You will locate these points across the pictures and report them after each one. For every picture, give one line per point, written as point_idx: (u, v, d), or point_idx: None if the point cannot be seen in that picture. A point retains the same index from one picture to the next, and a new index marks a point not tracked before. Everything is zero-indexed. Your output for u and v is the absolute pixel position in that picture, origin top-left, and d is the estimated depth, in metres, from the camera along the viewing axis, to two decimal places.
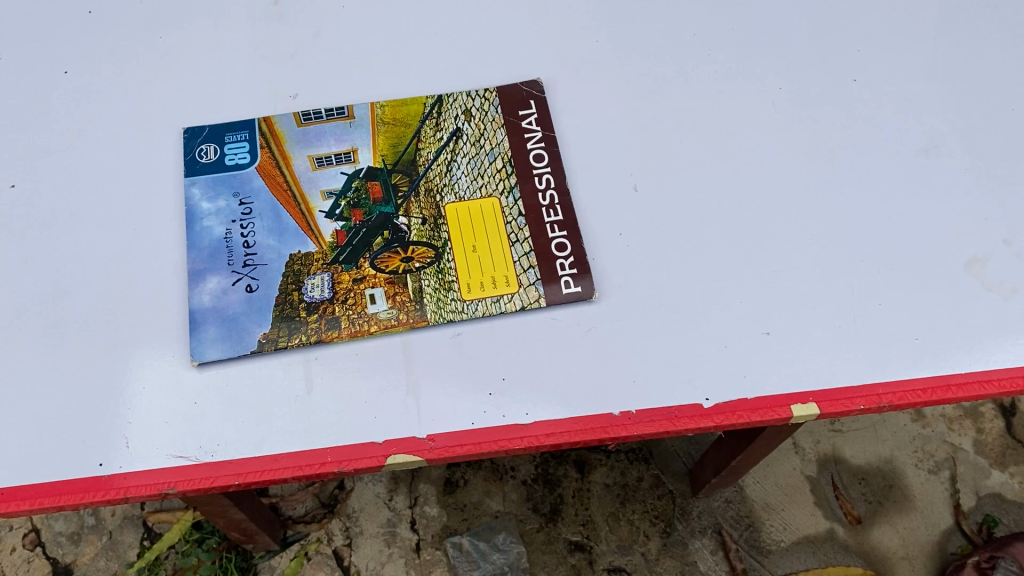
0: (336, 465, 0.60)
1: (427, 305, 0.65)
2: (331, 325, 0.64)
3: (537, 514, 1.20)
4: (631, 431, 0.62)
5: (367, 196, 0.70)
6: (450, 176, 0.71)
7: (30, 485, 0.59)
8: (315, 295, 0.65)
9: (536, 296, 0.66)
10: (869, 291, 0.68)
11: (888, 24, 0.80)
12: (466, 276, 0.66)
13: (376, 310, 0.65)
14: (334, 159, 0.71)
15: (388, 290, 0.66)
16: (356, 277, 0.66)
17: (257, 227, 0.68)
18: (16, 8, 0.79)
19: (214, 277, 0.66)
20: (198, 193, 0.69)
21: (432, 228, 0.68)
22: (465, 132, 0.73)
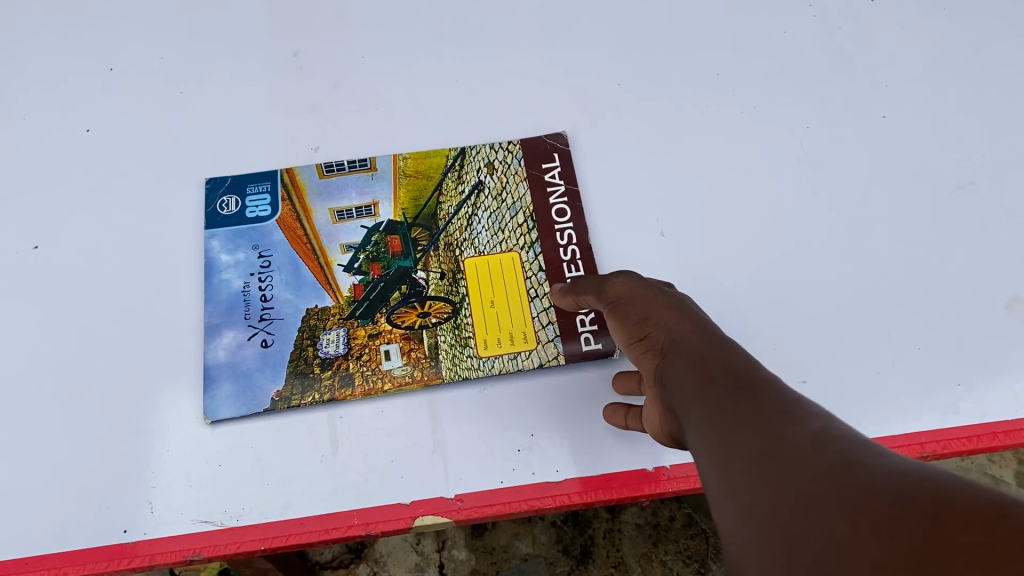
0: (362, 528, 0.59)
1: (441, 363, 0.64)
2: (344, 382, 0.63)
3: (568, 556, 1.18)
4: (665, 487, 0.60)
5: (386, 250, 0.69)
6: (470, 231, 0.70)
7: (54, 554, 0.58)
8: (330, 351, 0.64)
9: (554, 353, 0.64)
10: (908, 335, 0.66)
11: (917, 57, 0.79)
12: (483, 333, 0.65)
13: (390, 366, 0.64)
14: (355, 212, 0.70)
15: (403, 346, 0.65)
16: (371, 332, 0.65)
17: (276, 281, 0.67)
18: (38, 65, 0.79)
19: (230, 331, 0.65)
20: (218, 245, 0.69)
21: (451, 283, 0.68)
22: (487, 185, 0.72)
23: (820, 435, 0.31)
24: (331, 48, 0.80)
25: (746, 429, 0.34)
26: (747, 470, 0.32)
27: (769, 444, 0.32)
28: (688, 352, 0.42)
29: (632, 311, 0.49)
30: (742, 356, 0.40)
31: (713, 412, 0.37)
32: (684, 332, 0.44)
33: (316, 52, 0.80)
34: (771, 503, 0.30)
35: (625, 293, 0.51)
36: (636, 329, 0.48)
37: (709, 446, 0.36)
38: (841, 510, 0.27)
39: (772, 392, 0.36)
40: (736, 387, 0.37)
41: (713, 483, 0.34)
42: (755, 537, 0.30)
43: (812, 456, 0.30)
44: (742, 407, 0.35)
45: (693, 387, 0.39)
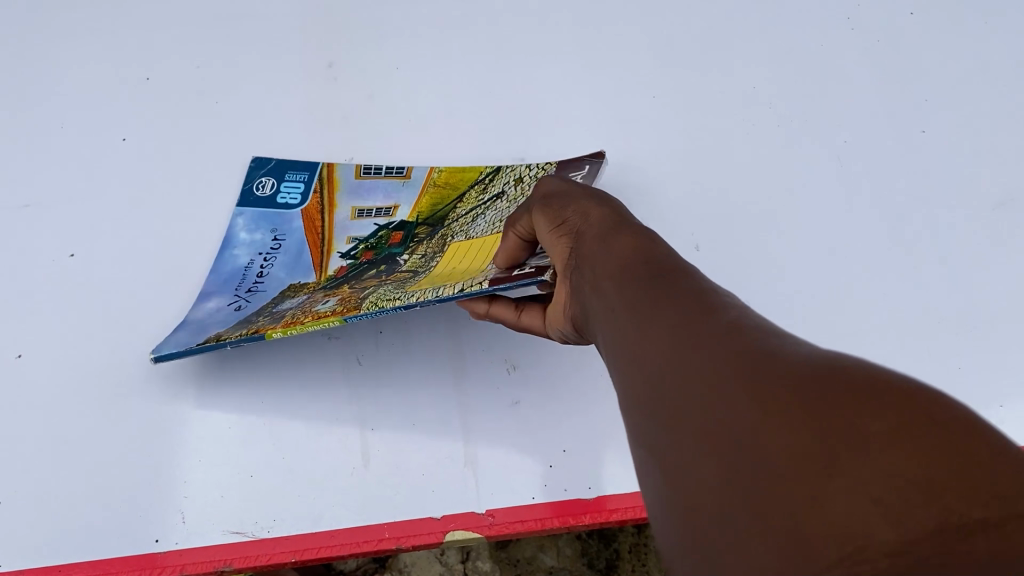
0: (394, 542, 0.58)
1: (369, 299, 0.54)
2: (274, 320, 0.56)
3: (592, 569, 1.18)
4: None
5: (385, 242, 0.66)
6: (472, 225, 0.65)
7: (86, 562, 0.58)
8: (284, 306, 0.59)
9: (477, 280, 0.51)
10: (950, 354, 0.64)
11: (957, 70, 0.77)
12: (428, 279, 0.56)
13: (321, 308, 0.56)
14: (373, 213, 0.69)
15: (344, 296, 0.57)
16: (327, 291, 0.60)
17: (277, 262, 0.66)
18: (76, 74, 0.80)
19: (216, 298, 0.63)
20: (241, 223, 0.70)
21: (427, 262, 0.62)
22: (507, 194, 0.67)
23: (730, 321, 0.30)
24: (365, 60, 0.80)
25: (665, 313, 0.33)
26: (660, 353, 0.32)
27: (682, 329, 0.31)
28: (611, 247, 0.42)
29: (561, 211, 0.49)
30: (664, 249, 0.39)
31: (629, 301, 0.36)
32: (609, 231, 0.44)
33: (351, 65, 0.80)
34: (674, 382, 0.30)
35: (552, 194, 0.51)
36: (564, 228, 0.48)
37: (624, 333, 0.35)
38: (742, 385, 0.26)
39: (689, 280, 0.35)
40: (653, 279, 0.36)
41: (624, 368, 0.34)
42: (657, 419, 0.30)
43: (721, 338, 0.29)
44: (662, 295, 0.34)
45: (612, 279, 0.39)
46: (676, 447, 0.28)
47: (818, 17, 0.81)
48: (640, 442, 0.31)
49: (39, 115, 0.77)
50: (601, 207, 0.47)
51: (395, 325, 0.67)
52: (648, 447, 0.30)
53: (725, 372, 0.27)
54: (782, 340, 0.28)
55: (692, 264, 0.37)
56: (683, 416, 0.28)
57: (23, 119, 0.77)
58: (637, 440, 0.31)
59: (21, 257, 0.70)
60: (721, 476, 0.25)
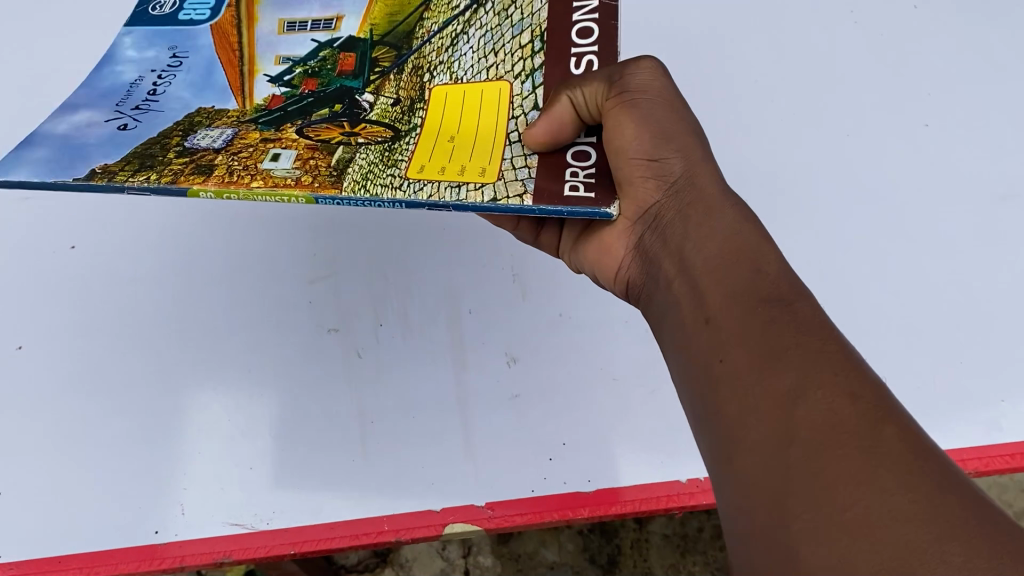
0: (393, 534, 0.58)
1: (346, 174, 0.45)
2: (199, 169, 0.44)
3: (594, 565, 1.20)
4: (700, 500, 0.59)
5: (332, 67, 0.55)
6: (454, 53, 0.54)
7: (86, 553, 0.58)
8: (202, 144, 0.48)
9: (519, 191, 0.43)
10: (952, 350, 0.64)
11: (961, 63, 0.77)
12: (422, 158, 0.46)
13: (271, 166, 0.45)
14: (309, 26, 0.58)
15: (302, 154, 0.47)
16: (267, 136, 0.49)
17: (176, 80, 0.55)
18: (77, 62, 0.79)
19: (88, 111, 0.52)
20: (131, 41, 0.59)
21: (404, 110, 0.51)
22: (488, 1, 0.56)
23: (860, 387, 0.32)
24: None
25: (786, 347, 0.35)
26: (777, 387, 0.33)
27: (806, 374, 0.33)
28: (704, 239, 0.43)
29: (655, 136, 0.46)
30: (776, 258, 0.40)
31: (736, 316, 0.37)
32: (703, 212, 0.44)
33: None
34: (790, 427, 0.32)
35: (644, 96, 0.47)
36: (654, 163, 0.46)
37: (723, 351, 0.37)
38: (863, 476, 0.29)
39: (810, 317, 0.36)
40: (767, 301, 0.37)
41: (720, 378, 0.36)
42: (756, 449, 0.32)
43: (851, 412, 0.31)
44: (782, 326, 0.36)
45: (707, 283, 0.40)
46: (768, 480, 0.31)
47: (821, 10, 0.81)
48: (720, 449, 0.34)
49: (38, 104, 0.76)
50: (700, 168, 0.46)
51: (398, 318, 0.67)
52: (734, 461, 0.33)
53: (854, 453, 0.30)
54: (910, 431, 0.30)
55: (809, 289, 0.38)
56: (787, 463, 0.31)
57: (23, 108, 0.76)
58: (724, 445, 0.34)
59: (22, 248, 0.70)
60: (805, 550, 0.28)
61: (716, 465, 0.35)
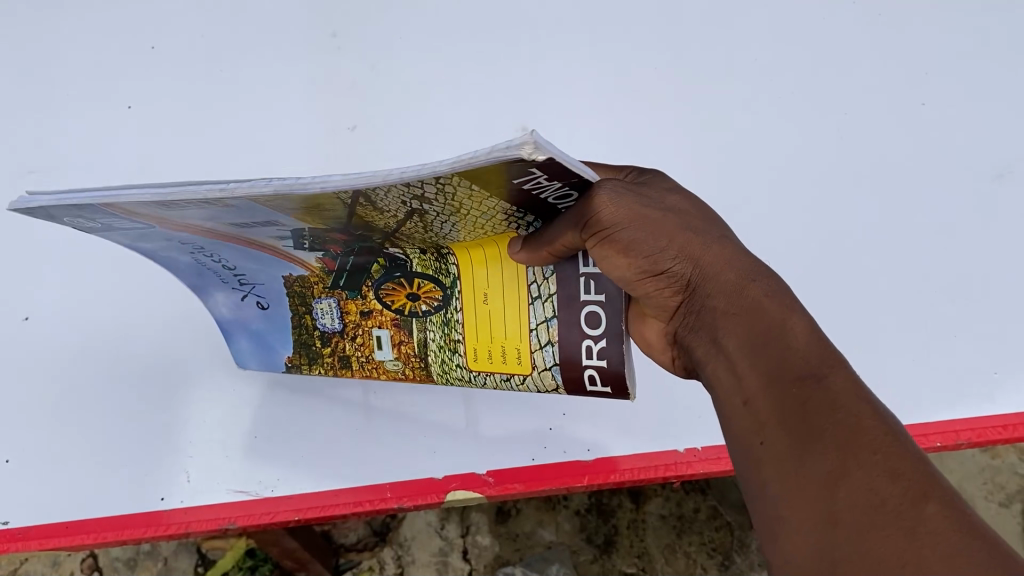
0: (396, 501, 0.60)
1: (431, 364, 0.58)
2: (342, 363, 0.61)
3: (591, 545, 1.21)
4: (697, 469, 0.60)
5: (331, 240, 0.50)
6: (437, 232, 0.48)
7: (94, 519, 0.59)
8: (327, 325, 0.59)
9: (551, 384, 0.53)
10: (946, 323, 0.66)
11: (965, 38, 0.76)
12: (472, 339, 0.55)
13: (381, 356, 0.59)
14: (258, 223, 0.48)
15: (393, 334, 0.58)
16: (364, 309, 0.57)
17: (229, 257, 0.56)
18: (77, 36, 0.78)
19: (219, 292, 0.61)
20: (127, 239, 0.54)
21: (436, 259, 0.52)
22: (427, 211, 0.44)
23: (900, 464, 0.33)
24: (370, 28, 0.77)
25: (821, 430, 0.35)
26: (820, 472, 0.34)
27: (847, 456, 0.34)
28: (733, 323, 0.42)
29: (649, 256, 0.44)
30: (805, 329, 0.40)
31: (774, 401, 0.38)
32: (728, 298, 0.43)
33: (356, 34, 0.77)
34: (833, 511, 0.33)
35: (619, 228, 0.43)
36: (660, 277, 0.45)
37: (764, 434, 0.38)
38: (908, 557, 0.30)
39: (845, 389, 0.36)
40: (801, 381, 0.38)
41: (764, 462, 0.37)
42: (805, 532, 0.34)
43: (893, 491, 0.32)
44: (817, 406, 0.36)
45: (743, 367, 0.40)
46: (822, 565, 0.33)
47: None
48: (769, 530, 0.36)
49: (39, 79, 0.76)
50: (711, 258, 0.44)
51: None
52: (785, 544, 0.35)
53: (898, 534, 0.31)
54: (950, 503, 0.31)
55: (843, 359, 0.38)
56: (835, 550, 0.32)
57: (24, 83, 0.76)
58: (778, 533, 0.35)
59: None
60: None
61: (771, 542, 0.36)
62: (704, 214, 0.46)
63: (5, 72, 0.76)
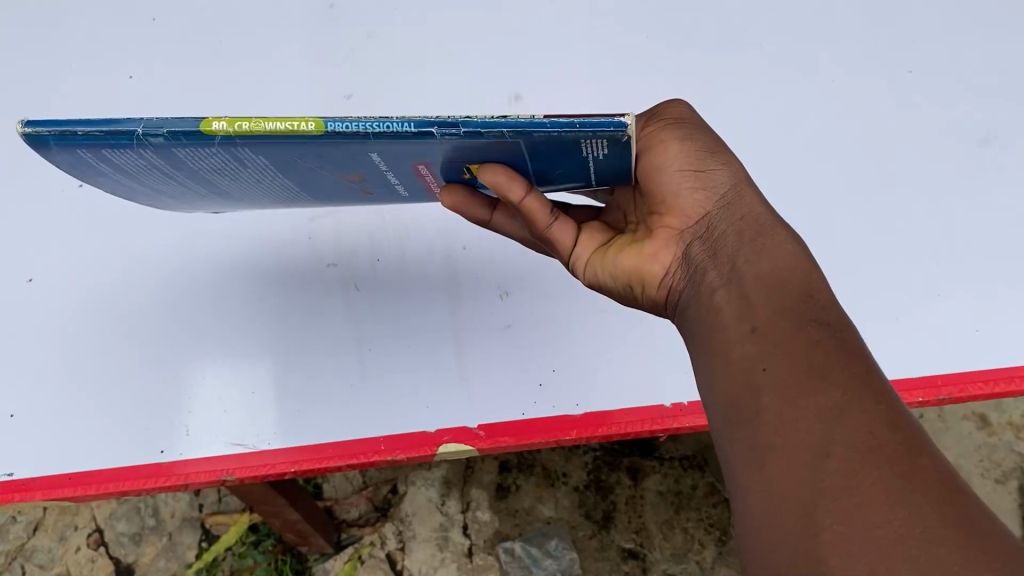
0: (390, 454, 0.62)
1: None
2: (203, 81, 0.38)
3: (589, 520, 1.23)
4: (683, 423, 0.62)
5: None
6: None
7: (96, 471, 0.61)
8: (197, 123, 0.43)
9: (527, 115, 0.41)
10: (930, 283, 0.67)
11: (950, 10, 0.77)
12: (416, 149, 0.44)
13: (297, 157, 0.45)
14: None
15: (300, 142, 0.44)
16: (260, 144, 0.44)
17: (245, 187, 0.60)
18: (80, 10, 0.80)
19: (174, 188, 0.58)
20: None
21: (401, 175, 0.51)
22: None
23: (901, 420, 0.34)
24: (367, 2, 0.79)
25: (832, 368, 0.36)
26: (821, 406, 0.35)
27: (852, 399, 0.35)
28: (748, 259, 0.43)
29: (701, 151, 0.47)
30: (826, 289, 0.41)
31: (785, 334, 0.38)
32: (750, 236, 0.44)
33: (353, 7, 0.79)
34: (829, 443, 0.33)
35: (686, 122, 0.48)
36: (699, 176, 0.46)
37: (767, 361, 0.38)
38: (900, 497, 0.31)
39: (855, 344, 0.38)
40: (817, 324, 0.38)
41: (763, 387, 0.37)
42: (793, 459, 0.34)
43: (891, 438, 0.33)
44: (829, 350, 0.37)
45: (756, 298, 0.41)
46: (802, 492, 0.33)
47: None
48: (751, 451, 0.36)
49: (43, 53, 0.78)
50: (749, 186, 0.47)
51: (395, 254, 0.69)
52: (771, 467, 0.35)
53: (891, 475, 0.31)
54: (942, 467, 0.32)
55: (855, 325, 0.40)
56: (824, 477, 0.33)
57: (28, 54, 0.78)
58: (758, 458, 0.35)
59: (30, 187, 0.71)
60: (832, 555, 0.31)
61: (751, 467, 0.36)
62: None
63: (9, 43, 0.78)
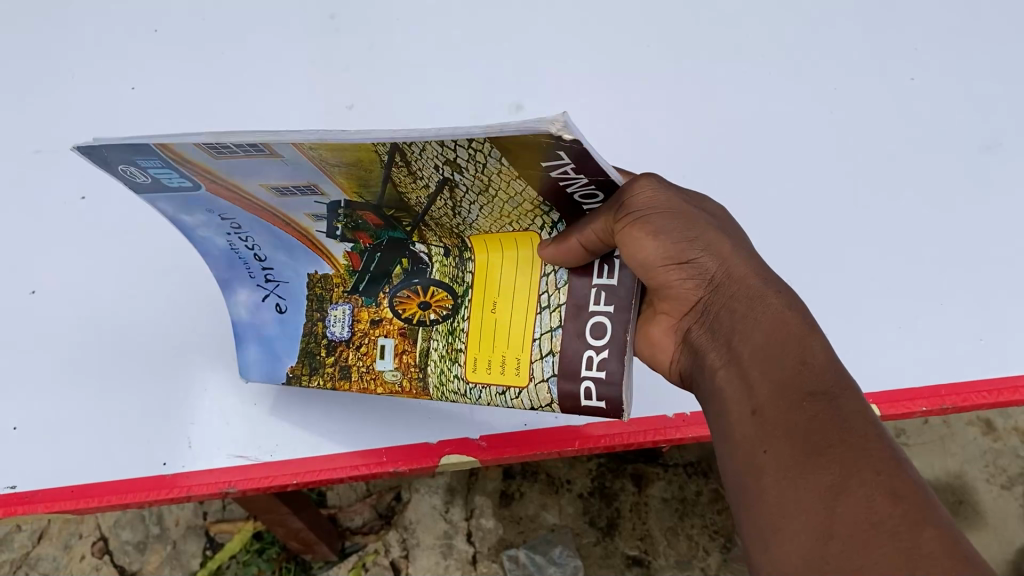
0: (392, 465, 0.61)
1: (429, 377, 0.59)
2: (343, 373, 0.61)
3: (594, 527, 1.22)
4: (686, 433, 0.62)
5: (363, 221, 0.55)
6: (461, 215, 0.52)
7: (99, 483, 0.61)
8: (336, 333, 0.61)
9: (546, 400, 0.55)
10: (932, 291, 0.67)
11: (952, 17, 0.77)
12: (474, 349, 0.57)
13: (382, 365, 0.60)
14: (292, 190, 0.51)
15: (398, 345, 0.60)
16: (374, 317, 0.60)
17: (263, 241, 0.58)
18: (82, 20, 0.80)
19: (242, 290, 0.62)
20: (169, 210, 0.55)
21: (456, 262, 0.57)
22: (461, 183, 0.47)
23: (902, 488, 0.35)
24: (367, 11, 0.79)
25: (829, 443, 0.37)
26: (821, 484, 0.36)
27: (851, 473, 0.36)
28: (749, 331, 0.44)
29: (678, 243, 0.47)
30: (824, 351, 0.42)
31: (784, 414, 0.40)
32: (749, 304, 0.45)
33: (353, 15, 0.79)
34: (831, 523, 0.35)
35: (657, 213, 0.47)
36: (685, 267, 0.47)
37: (767, 443, 0.39)
38: (902, 573, 0.32)
39: (854, 412, 0.38)
40: (813, 397, 0.39)
41: (764, 468, 0.39)
42: (797, 541, 0.36)
43: (894, 510, 0.34)
44: (826, 425, 0.38)
45: (756, 376, 0.42)
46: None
47: None
48: (757, 530, 0.38)
49: (45, 64, 0.78)
50: (737, 262, 0.47)
51: None
52: (776, 548, 0.36)
53: (892, 553, 0.33)
54: (949, 533, 0.33)
55: (853, 383, 0.40)
56: (827, 559, 0.34)
57: (32, 65, 0.78)
58: (766, 539, 0.37)
59: (32, 199, 0.72)
60: None
61: (761, 547, 0.37)
62: (736, 229, 0.50)
63: (12, 54, 0.79)
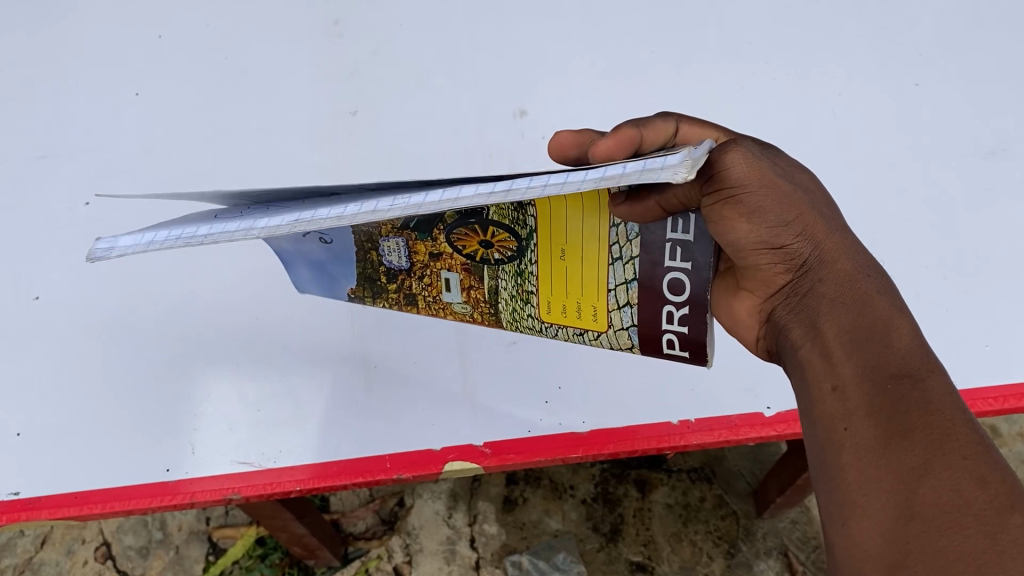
0: (396, 471, 0.61)
1: (502, 311, 0.51)
2: (409, 301, 0.55)
3: (597, 533, 1.22)
4: (690, 439, 0.62)
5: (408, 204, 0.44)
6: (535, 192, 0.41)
7: (103, 490, 0.60)
8: (393, 262, 0.51)
9: (628, 343, 0.48)
10: (938, 297, 0.66)
11: (954, 25, 0.78)
12: (546, 291, 0.48)
13: (450, 298, 0.53)
14: None
15: (463, 280, 0.50)
16: (433, 254, 0.49)
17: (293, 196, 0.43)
18: (86, 28, 0.80)
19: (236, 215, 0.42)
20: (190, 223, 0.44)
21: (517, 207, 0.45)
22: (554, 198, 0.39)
23: (988, 472, 0.34)
24: (373, 18, 0.79)
25: (913, 426, 0.36)
26: (904, 464, 0.36)
27: (935, 456, 0.35)
28: (837, 314, 0.42)
29: (773, 227, 0.43)
30: (911, 333, 0.40)
31: (867, 392, 0.38)
32: (839, 287, 0.42)
33: (358, 23, 0.79)
34: (911, 504, 0.35)
35: (753, 189, 0.42)
36: (776, 252, 0.43)
37: (849, 420, 0.38)
38: (985, 559, 0.32)
39: (942, 395, 0.37)
40: (898, 378, 0.38)
41: (843, 447, 0.38)
42: (876, 519, 0.35)
43: (979, 496, 0.34)
44: (912, 408, 0.37)
45: (838, 355, 0.40)
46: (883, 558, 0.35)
47: None
48: (832, 506, 0.37)
49: (49, 70, 0.78)
50: (831, 242, 0.43)
51: None
52: (852, 525, 0.36)
53: (976, 536, 0.33)
54: None
55: (940, 365, 0.39)
56: (907, 538, 0.34)
57: (36, 70, 0.78)
58: (839, 511, 0.37)
59: (34, 204, 0.72)
60: None
61: (835, 521, 0.37)
62: (824, 197, 0.45)
63: (16, 60, 0.79)
